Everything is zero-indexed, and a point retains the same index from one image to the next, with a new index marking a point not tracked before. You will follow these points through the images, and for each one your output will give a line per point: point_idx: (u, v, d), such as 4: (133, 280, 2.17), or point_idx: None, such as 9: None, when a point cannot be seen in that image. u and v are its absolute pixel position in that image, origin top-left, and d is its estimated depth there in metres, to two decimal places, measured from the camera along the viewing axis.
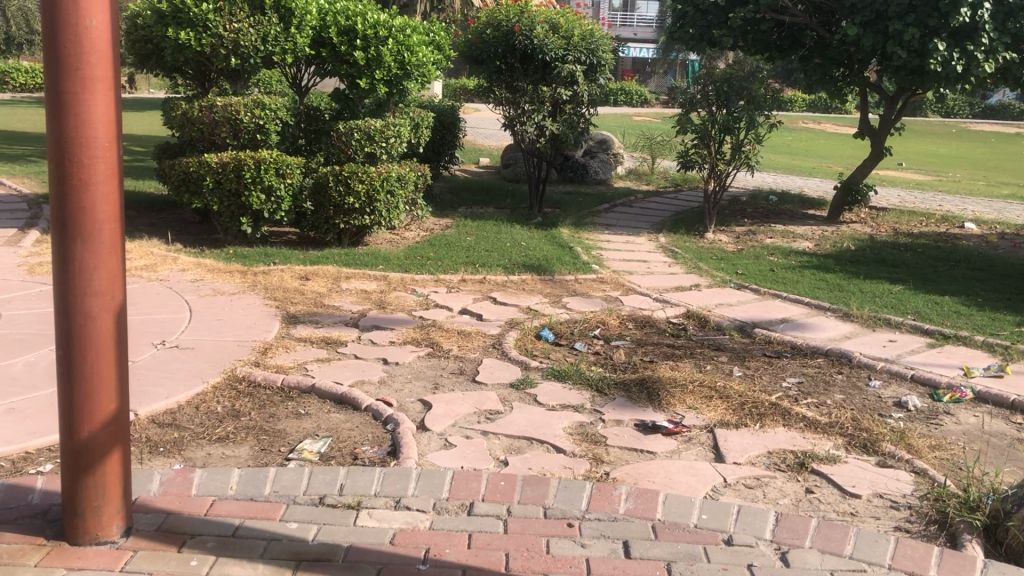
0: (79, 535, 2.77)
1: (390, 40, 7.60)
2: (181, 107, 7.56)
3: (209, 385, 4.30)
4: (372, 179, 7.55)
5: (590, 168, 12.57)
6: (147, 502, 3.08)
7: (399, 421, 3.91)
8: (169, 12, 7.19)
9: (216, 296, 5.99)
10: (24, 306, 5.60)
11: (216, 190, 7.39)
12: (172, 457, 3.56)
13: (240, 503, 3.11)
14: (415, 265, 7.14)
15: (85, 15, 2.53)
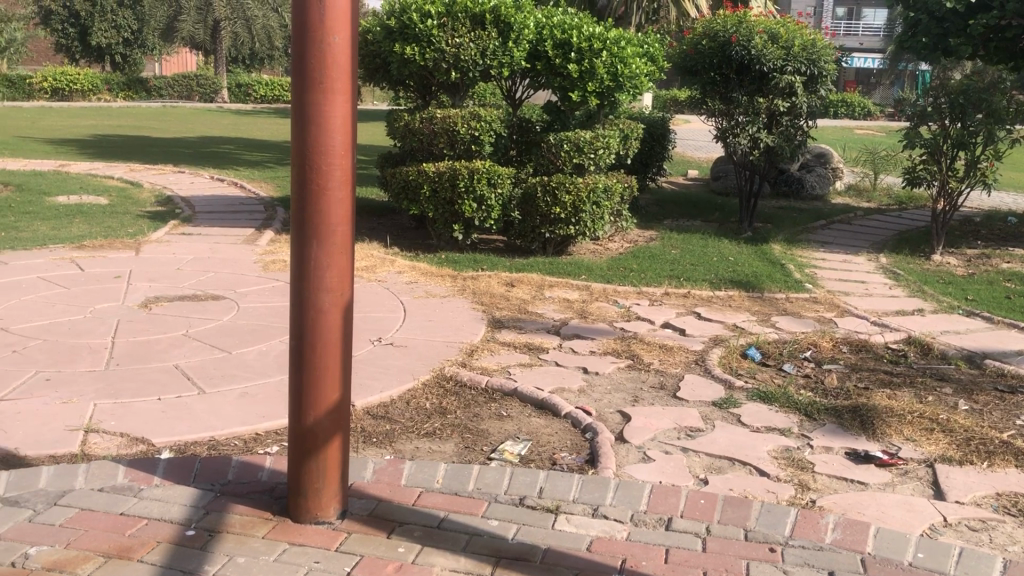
0: (301, 514, 2.99)
1: (603, 51, 7.56)
2: (405, 118, 8.02)
3: (419, 382, 4.51)
4: (579, 190, 7.62)
5: (806, 183, 12.11)
6: (361, 488, 3.28)
7: (598, 431, 3.93)
8: (397, 28, 7.70)
9: (428, 298, 6.27)
10: (259, 300, 6.11)
11: (432, 198, 7.75)
12: (383, 448, 3.76)
13: (446, 496, 3.23)
14: (618, 277, 7.14)
15: (330, 33, 2.74)
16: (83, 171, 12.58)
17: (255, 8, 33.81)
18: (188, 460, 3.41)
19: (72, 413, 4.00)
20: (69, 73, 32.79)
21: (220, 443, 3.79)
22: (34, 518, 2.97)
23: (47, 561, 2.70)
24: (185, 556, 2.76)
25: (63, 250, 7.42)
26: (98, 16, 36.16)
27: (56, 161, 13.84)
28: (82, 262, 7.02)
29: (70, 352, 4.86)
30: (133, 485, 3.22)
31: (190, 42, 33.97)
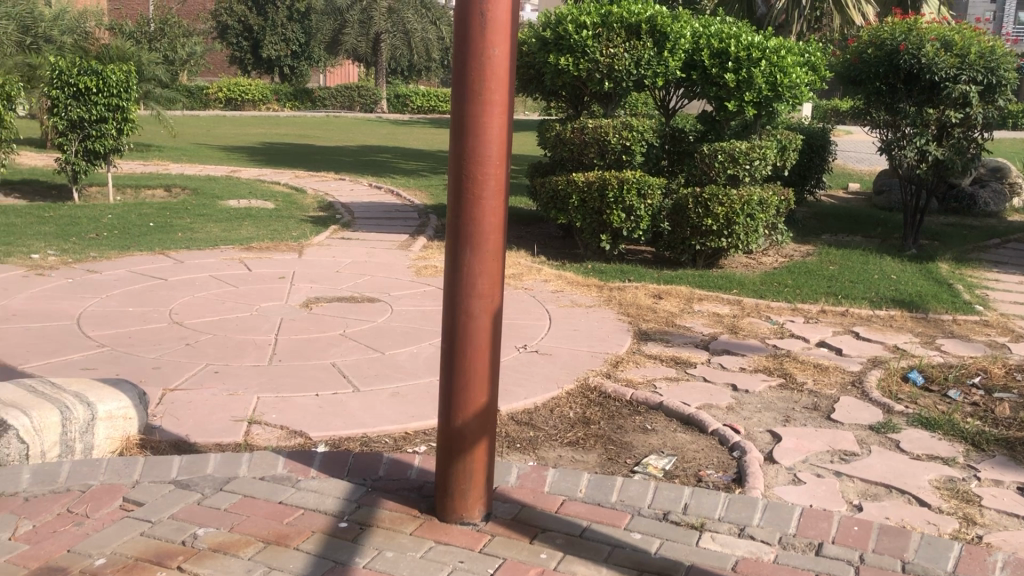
0: (448, 513, 3.06)
1: (762, 61, 7.39)
2: (556, 129, 8.09)
3: (564, 391, 4.53)
4: (733, 202, 7.45)
5: (978, 199, 11.41)
6: (505, 492, 3.32)
7: (746, 449, 3.83)
8: (552, 40, 7.81)
9: (574, 307, 6.29)
10: (411, 304, 6.30)
11: (581, 208, 7.78)
12: (527, 454, 3.80)
13: (588, 506, 3.23)
14: (771, 292, 6.95)
15: (490, 45, 2.81)
16: (253, 177, 13.34)
17: (414, 20, 34.91)
18: (342, 454, 3.55)
19: (237, 404, 4.25)
20: (242, 84, 34.83)
21: (372, 440, 3.93)
22: (203, 501, 3.17)
23: (212, 543, 2.88)
24: (338, 547, 2.88)
25: (233, 251, 7.90)
26: (270, 30, 38.26)
27: (230, 167, 14.73)
28: (250, 262, 7.44)
29: (236, 347, 5.16)
30: (292, 475, 3.39)
31: (353, 54, 35.43)
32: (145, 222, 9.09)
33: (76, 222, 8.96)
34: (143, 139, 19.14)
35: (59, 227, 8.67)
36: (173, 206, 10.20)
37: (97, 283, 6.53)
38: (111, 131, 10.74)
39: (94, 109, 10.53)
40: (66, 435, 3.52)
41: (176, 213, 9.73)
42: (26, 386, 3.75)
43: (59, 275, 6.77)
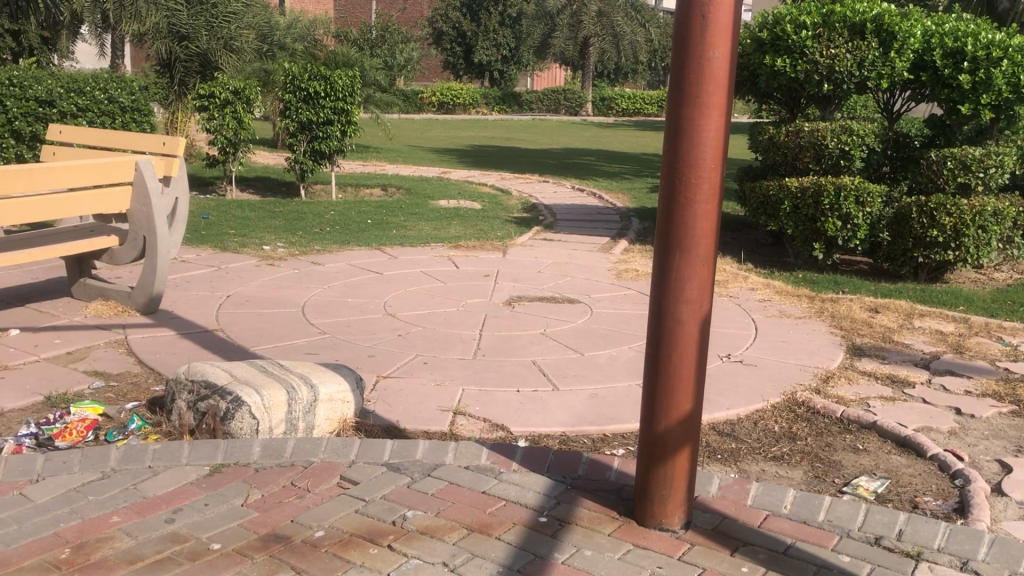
0: (647, 518, 3.04)
1: (1004, 60, 6.84)
2: (770, 132, 7.85)
3: (769, 404, 4.40)
4: (963, 212, 6.94)
5: None
6: (706, 502, 3.27)
7: (970, 478, 3.56)
8: (768, 41, 7.57)
9: (782, 317, 6.08)
10: (612, 306, 6.31)
11: (793, 214, 7.51)
12: (728, 465, 3.71)
13: (794, 524, 3.12)
14: (1003, 311, 6.42)
15: (710, 48, 2.77)
16: (462, 179, 13.82)
17: (624, 24, 34.90)
18: (543, 450, 3.62)
19: (444, 395, 4.43)
20: (454, 88, 36.12)
21: (571, 439, 3.98)
22: (412, 484, 3.33)
23: (420, 525, 3.02)
24: (538, 541, 2.93)
25: (442, 248, 8.22)
26: (482, 36, 39.46)
27: (440, 169, 15.33)
28: (457, 260, 7.72)
29: (443, 341, 5.37)
30: (495, 467, 3.49)
31: (561, 58, 35.90)
32: (362, 219, 9.63)
33: (302, 218, 9.63)
34: (363, 140, 20.28)
35: (287, 221, 9.35)
36: (388, 204, 10.74)
37: (320, 275, 7.00)
38: (335, 133, 11.45)
39: (321, 112, 11.28)
40: (291, 414, 3.79)
41: (390, 211, 10.24)
42: (258, 366, 4.08)
43: (286, 266, 7.31)
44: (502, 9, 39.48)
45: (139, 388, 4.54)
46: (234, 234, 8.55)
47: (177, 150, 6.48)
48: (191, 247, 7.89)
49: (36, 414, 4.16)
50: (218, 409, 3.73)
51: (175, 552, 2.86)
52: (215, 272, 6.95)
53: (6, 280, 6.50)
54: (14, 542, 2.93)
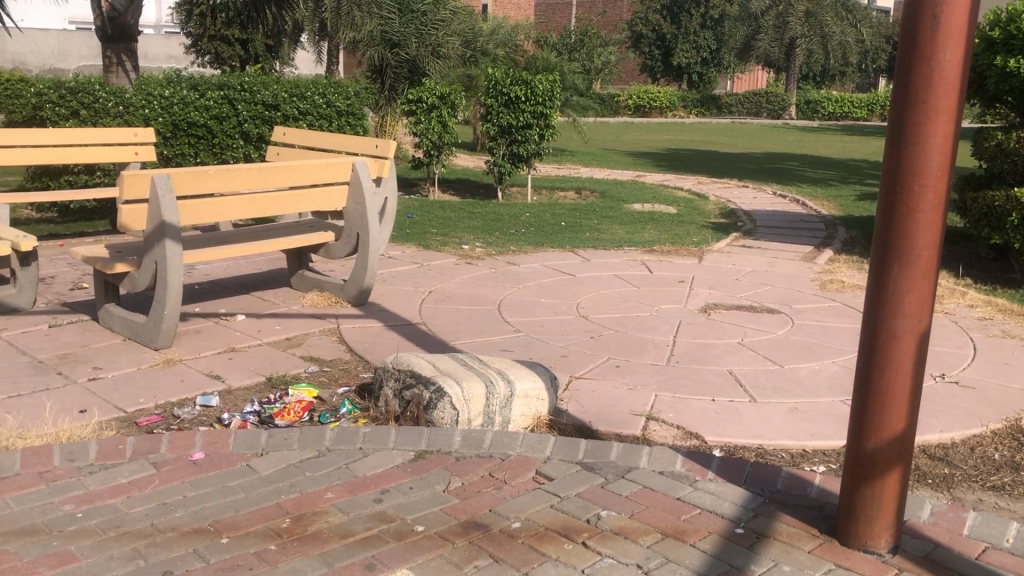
0: (850, 538, 2.93)
1: None
2: (998, 138, 7.31)
3: (988, 429, 4.10)
4: None
5: None
6: (917, 527, 3.10)
7: None
8: (1001, 40, 7.05)
9: (1004, 338, 5.64)
10: (814, 318, 6.09)
11: (1022, 227, 6.96)
12: (941, 492, 3.50)
13: (1017, 559, 2.90)
14: None
15: (941, 49, 2.63)
16: (658, 183, 13.70)
17: (833, 23, 33.43)
18: (739, 462, 3.55)
19: (637, 399, 4.43)
20: (651, 91, 35.82)
21: (767, 452, 3.88)
22: (606, 485, 3.36)
23: (614, 526, 3.05)
24: (733, 552, 2.89)
25: (638, 252, 8.20)
26: (682, 39, 38.95)
27: (636, 172, 15.28)
28: (651, 264, 7.69)
29: (636, 345, 5.37)
30: (690, 474, 3.46)
31: (764, 60, 34.87)
32: (558, 221, 9.77)
33: (499, 218, 9.90)
34: (560, 144, 20.54)
35: (485, 222, 9.63)
36: (583, 207, 10.84)
37: (518, 275, 7.18)
38: (534, 136, 11.66)
39: (521, 116, 11.55)
40: (489, 408, 3.91)
41: (585, 214, 10.33)
42: (459, 360, 4.24)
43: (485, 265, 7.54)
44: (704, 11, 38.81)
45: (349, 374, 4.84)
46: (436, 233, 8.91)
47: (388, 152, 6.85)
48: (397, 244, 8.29)
49: (259, 393, 4.52)
50: (422, 398, 3.92)
51: (383, 531, 3.04)
52: (419, 269, 7.28)
53: (235, 269, 7.09)
54: (242, 508, 3.21)
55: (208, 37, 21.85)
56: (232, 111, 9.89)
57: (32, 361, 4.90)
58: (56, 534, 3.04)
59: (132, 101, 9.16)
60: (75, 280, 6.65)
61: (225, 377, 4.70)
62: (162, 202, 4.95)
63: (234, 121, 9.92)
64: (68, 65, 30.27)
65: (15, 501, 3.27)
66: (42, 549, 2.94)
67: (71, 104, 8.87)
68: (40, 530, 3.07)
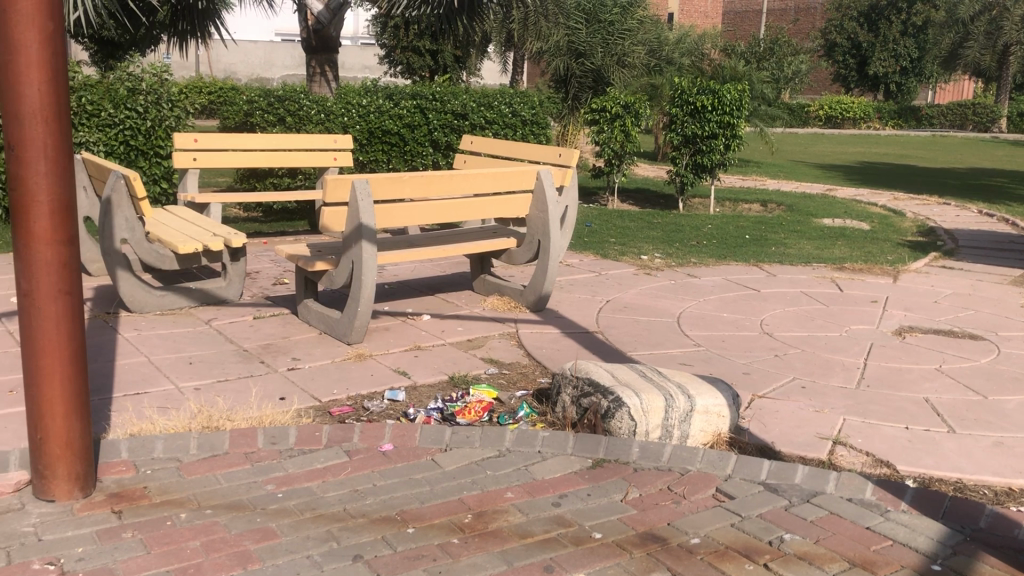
0: None
1: None
2: None
3: None
4: None
5: None
6: None
7: None
8: None
9: None
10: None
11: None
12: None
13: None
14: None
15: None
16: (850, 197, 13.09)
17: None
18: (937, 495, 3.35)
19: (824, 422, 4.26)
20: (844, 102, 34.27)
21: (968, 488, 3.64)
22: (790, 508, 3.26)
23: (799, 550, 2.96)
24: None
25: (826, 270, 7.89)
26: (879, 47, 37.08)
27: (826, 186, 14.65)
28: (841, 282, 7.37)
29: (823, 365, 5.17)
30: (881, 504, 3.31)
31: (972, 69, 32.64)
32: (741, 235, 9.53)
33: (680, 230, 9.78)
34: (745, 155, 20.03)
35: (665, 233, 9.54)
36: (768, 221, 10.52)
37: (699, 288, 7.07)
38: (719, 147, 11.43)
39: (707, 126, 11.35)
40: (667, 421, 3.87)
41: (770, 228, 10.02)
42: (638, 370, 4.22)
43: (664, 276, 7.47)
44: (906, 17, 36.70)
45: (528, 378, 4.93)
46: (616, 242, 8.91)
47: (571, 161, 6.92)
48: (576, 252, 8.35)
49: (442, 391, 4.69)
50: (600, 407, 3.93)
51: (561, 534, 3.08)
52: (598, 278, 7.31)
53: (421, 271, 7.37)
54: (427, 500, 3.34)
55: (400, 48, 22.77)
56: (423, 120, 10.29)
57: (238, 349, 5.29)
58: (259, 511, 3.28)
59: (333, 109, 9.69)
60: (277, 275, 7.12)
61: (411, 374, 4.90)
62: (361, 206, 5.23)
63: (425, 130, 10.31)
64: (274, 74, 32.36)
65: (224, 477, 3.55)
66: (247, 524, 3.18)
67: (277, 112, 9.43)
68: (246, 506, 3.32)
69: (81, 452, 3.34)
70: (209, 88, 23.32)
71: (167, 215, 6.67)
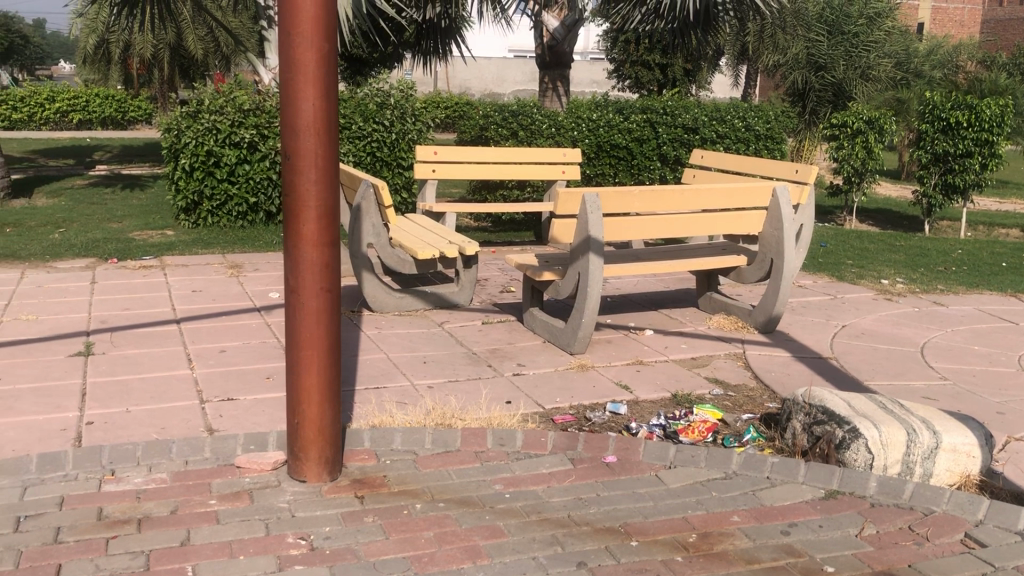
0: None
1: None
2: None
3: None
4: None
5: None
6: None
7: None
8: None
9: None
10: None
11: None
12: None
13: None
14: None
15: None
16: None
17: None
18: None
19: None
20: None
21: None
22: None
23: None
24: None
25: None
26: None
27: None
28: None
29: None
30: None
31: None
32: (997, 262, 8.76)
33: (925, 254, 9.14)
34: (1004, 176, 18.40)
35: (908, 256, 8.95)
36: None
37: (945, 317, 6.58)
38: (975, 166, 10.55)
39: (961, 143, 10.55)
40: (909, 457, 3.64)
41: None
42: (876, 401, 3.99)
43: (907, 303, 7.02)
44: None
45: (754, 402, 4.79)
46: (852, 264, 8.47)
47: (808, 178, 6.67)
48: (808, 273, 8.02)
49: (665, 408, 4.65)
50: (834, 436, 3.74)
51: (790, 564, 3.02)
52: (832, 301, 6.98)
53: (645, 286, 7.36)
54: (651, 515, 3.35)
55: (630, 63, 22.83)
56: (652, 134, 10.19)
57: (468, 352, 5.52)
58: (488, 509, 3.41)
59: (564, 123, 9.92)
60: (505, 283, 7.36)
61: (634, 388, 4.90)
62: (590, 219, 5.29)
63: (654, 144, 10.19)
64: (505, 90, 33.41)
65: (456, 473, 3.72)
66: (477, 520, 3.32)
67: (511, 126, 9.77)
68: (476, 503, 3.46)
69: (330, 439, 3.62)
70: (445, 102, 24.47)
71: (409, 223, 7.06)
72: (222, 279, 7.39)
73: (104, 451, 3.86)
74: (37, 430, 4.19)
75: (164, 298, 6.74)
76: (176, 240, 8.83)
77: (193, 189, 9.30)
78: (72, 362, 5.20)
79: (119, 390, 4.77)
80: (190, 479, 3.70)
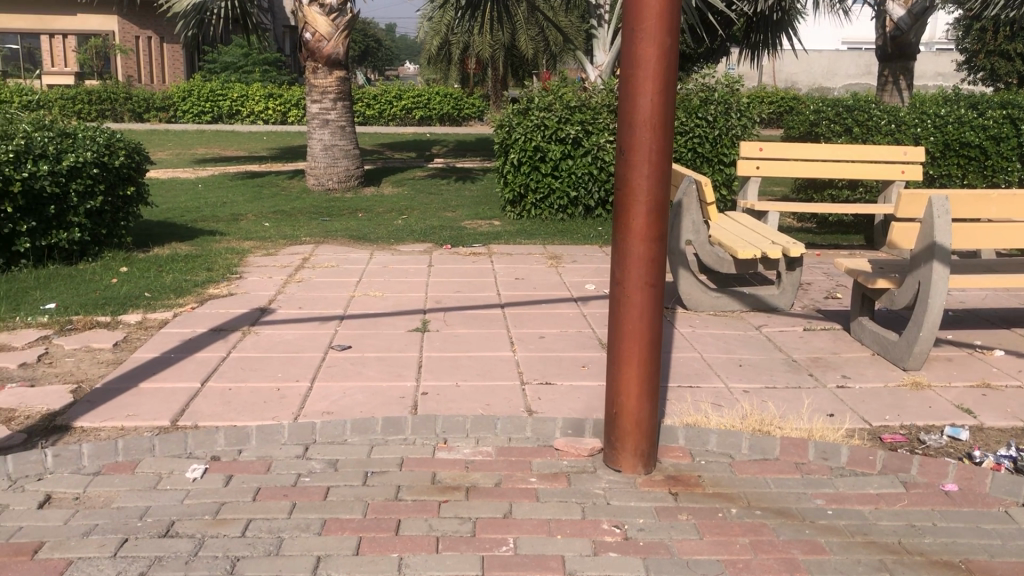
0: None
1: None
2: None
3: None
4: None
5: None
6: None
7: None
8: None
9: None
10: None
11: None
12: None
13: None
14: None
15: None
16: None
17: None
18: None
19: None
20: None
21: None
22: None
23: None
24: None
25: None
26: None
27: None
28: None
29: None
30: None
31: None
32: None
33: None
34: None
35: None
36: None
37: None
38: None
39: None
40: None
41: None
42: None
43: None
44: None
45: None
46: None
47: None
48: None
49: (1015, 438, 4.16)
50: None
51: None
52: None
53: (995, 301, 6.62)
54: (997, 555, 3.03)
55: (984, 52, 20.77)
56: (1014, 131, 8.80)
57: (788, 359, 5.30)
58: (808, 523, 3.26)
59: (906, 118, 9.18)
60: (829, 288, 6.97)
61: (978, 414, 4.43)
62: (937, 223, 4.81)
63: (1014, 142, 8.80)
64: (836, 83, 31.58)
65: (775, 482, 3.59)
66: (796, 533, 3.18)
67: (844, 122, 9.31)
68: (796, 515, 3.32)
69: (646, 432, 3.64)
70: (771, 96, 23.77)
71: (730, 221, 6.92)
72: (543, 269, 7.71)
73: (438, 421, 4.19)
74: (381, 395, 4.64)
75: (490, 284, 7.17)
76: (503, 230, 9.36)
77: (520, 182, 9.77)
78: (411, 337, 5.70)
79: (450, 366, 5.14)
80: (513, 455, 3.91)
